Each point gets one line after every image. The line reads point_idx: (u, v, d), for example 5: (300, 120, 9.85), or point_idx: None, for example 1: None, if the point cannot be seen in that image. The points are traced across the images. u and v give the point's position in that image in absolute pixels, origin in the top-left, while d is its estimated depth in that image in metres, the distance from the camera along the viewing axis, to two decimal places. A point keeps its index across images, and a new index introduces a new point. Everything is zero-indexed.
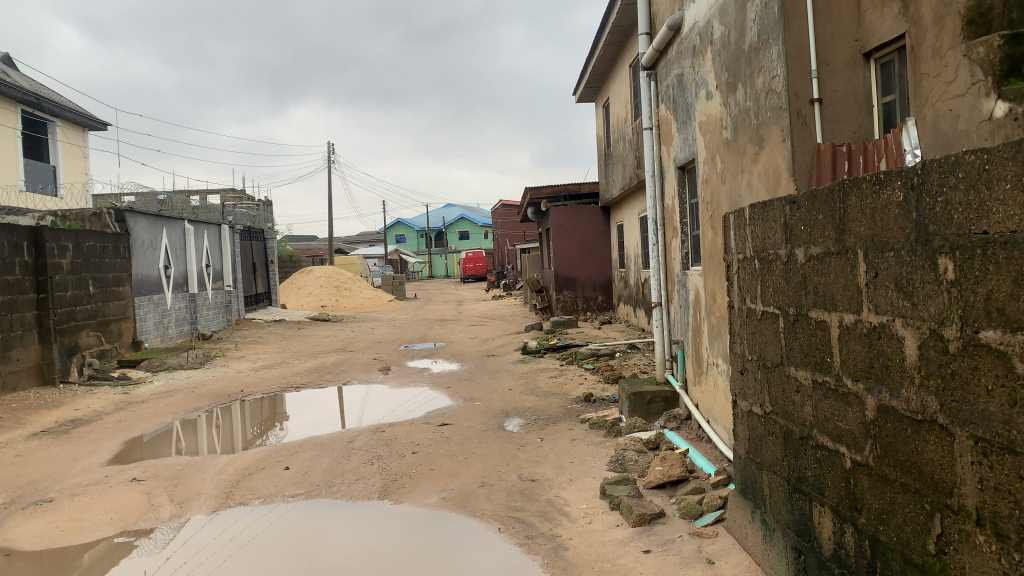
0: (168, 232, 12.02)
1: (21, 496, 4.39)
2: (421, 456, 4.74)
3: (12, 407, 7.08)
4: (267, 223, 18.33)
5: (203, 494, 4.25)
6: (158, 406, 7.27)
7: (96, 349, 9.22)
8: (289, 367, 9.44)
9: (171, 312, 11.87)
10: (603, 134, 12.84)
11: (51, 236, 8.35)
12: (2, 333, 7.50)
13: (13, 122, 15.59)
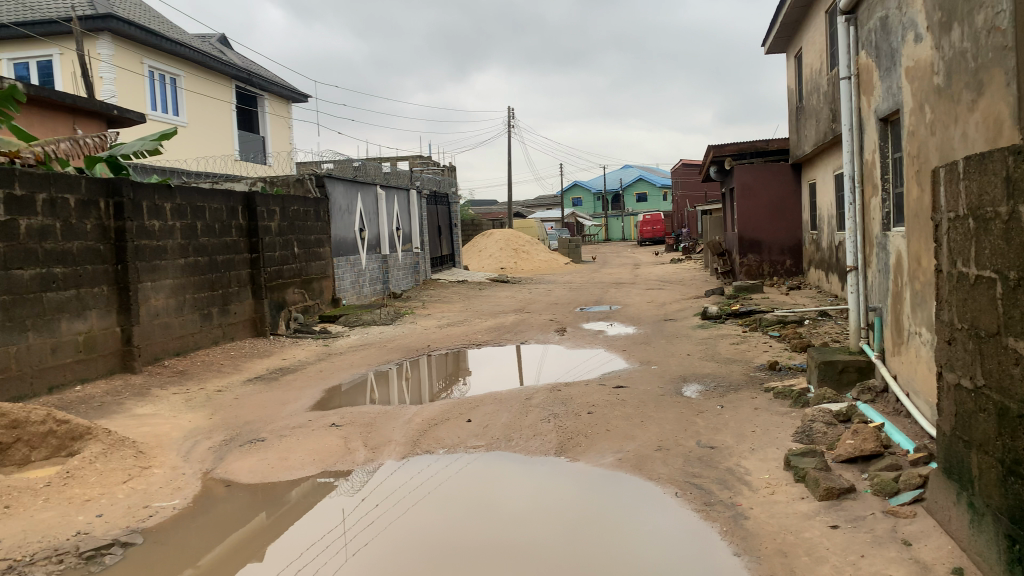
0: (362, 197, 12.76)
1: (239, 434, 4.91)
2: (597, 417, 4.76)
3: (231, 355, 7.90)
4: (451, 187, 18.99)
5: (393, 441, 4.54)
6: (354, 358, 7.83)
7: (300, 305, 10.03)
8: (471, 326, 9.78)
9: (365, 272, 12.67)
10: (795, 87, 12.06)
11: (261, 201, 9.10)
12: (222, 289, 8.34)
13: (228, 97, 17.11)
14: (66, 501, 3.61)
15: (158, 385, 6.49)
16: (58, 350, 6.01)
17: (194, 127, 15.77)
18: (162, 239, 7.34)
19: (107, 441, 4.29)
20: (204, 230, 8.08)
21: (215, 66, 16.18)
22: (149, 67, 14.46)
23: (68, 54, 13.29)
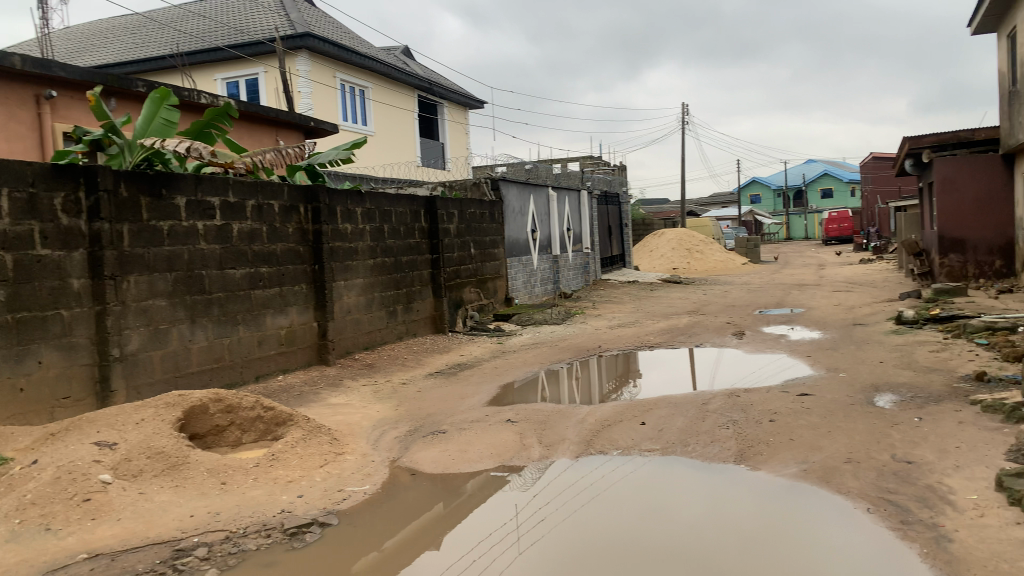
0: (535, 198, 12.99)
1: (422, 426, 5.16)
2: (780, 424, 4.56)
3: (413, 350, 8.32)
4: (622, 187, 18.90)
5: (568, 440, 4.59)
6: (528, 356, 7.99)
7: (476, 304, 10.37)
8: (643, 327, 9.67)
9: (537, 272, 12.89)
10: (1007, 71, 10.94)
11: (441, 204, 9.50)
12: (406, 288, 8.80)
13: (411, 105, 17.98)
14: (272, 481, 3.96)
15: (349, 376, 6.97)
16: (263, 343, 6.59)
17: (380, 135, 16.72)
18: (353, 241, 7.84)
19: (306, 427, 4.66)
20: (390, 233, 8.55)
21: (399, 77, 17.06)
22: (341, 80, 15.49)
23: (272, 71, 14.50)
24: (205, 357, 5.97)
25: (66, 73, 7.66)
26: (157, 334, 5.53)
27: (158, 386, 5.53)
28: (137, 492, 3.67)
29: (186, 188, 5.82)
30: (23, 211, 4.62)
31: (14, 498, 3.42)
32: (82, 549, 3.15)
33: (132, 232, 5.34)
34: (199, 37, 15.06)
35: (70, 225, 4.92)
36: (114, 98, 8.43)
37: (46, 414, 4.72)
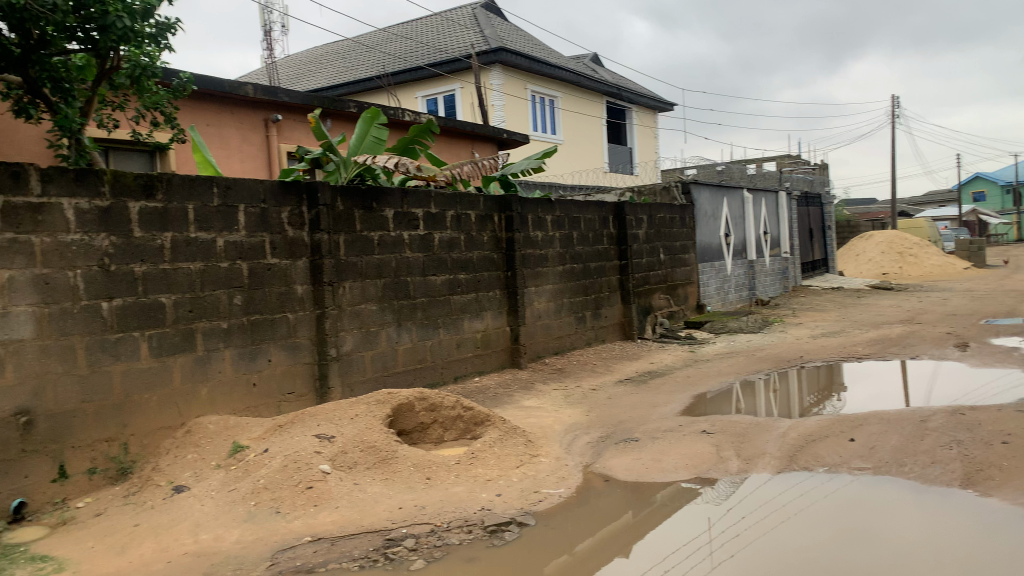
0: (728, 202, 12.59)
1: (614, 432, 5.16)
2: (1015, 446, 4.10)
3: (603, 356, 8.34)
4: (823, 187, 17.83)
5: (768, 454, 4.40)
6: (722, 366, 7.75)
7: (667, 311, 10.21)
8: (849, 337, 9.06)
9: (731, 278, 12.47)
10: None
11: (630, 210, 9.45)
12: (595, 294, 8.84)
13: (599, 112, 18.05)
14: (472, 479, 4.14)
15: (541, 380, 7.12)
16: (461, 346, 6.89)
17: (569, 143, 16.95)
18: (545, 248, 8.00)
19: (503, 428, 4.81)
20: (580, 239, 8.63)
21: (588, 84, 17.19)
22: (532, 91, 15.86)
23: (467, 86, 15.12)
24: (410, 358, 6.34)
25: (289, 98, 8.44)
26: (368, 336, 5.94)
27: (368, 384, 5.94)
28: (353, 482, 3.97)
29: (393, 201, 6.21)
30: (256, 224, 5.15)
31: (250, 482, 3.92)
32: (306, 532, 3.46)
33: (347, 242, 5.78)
34: (402, 58, 16.03)
35: (295, 237, 5.41)
36: (330, 119, 9.18)
37: (274, 407, 5.24)
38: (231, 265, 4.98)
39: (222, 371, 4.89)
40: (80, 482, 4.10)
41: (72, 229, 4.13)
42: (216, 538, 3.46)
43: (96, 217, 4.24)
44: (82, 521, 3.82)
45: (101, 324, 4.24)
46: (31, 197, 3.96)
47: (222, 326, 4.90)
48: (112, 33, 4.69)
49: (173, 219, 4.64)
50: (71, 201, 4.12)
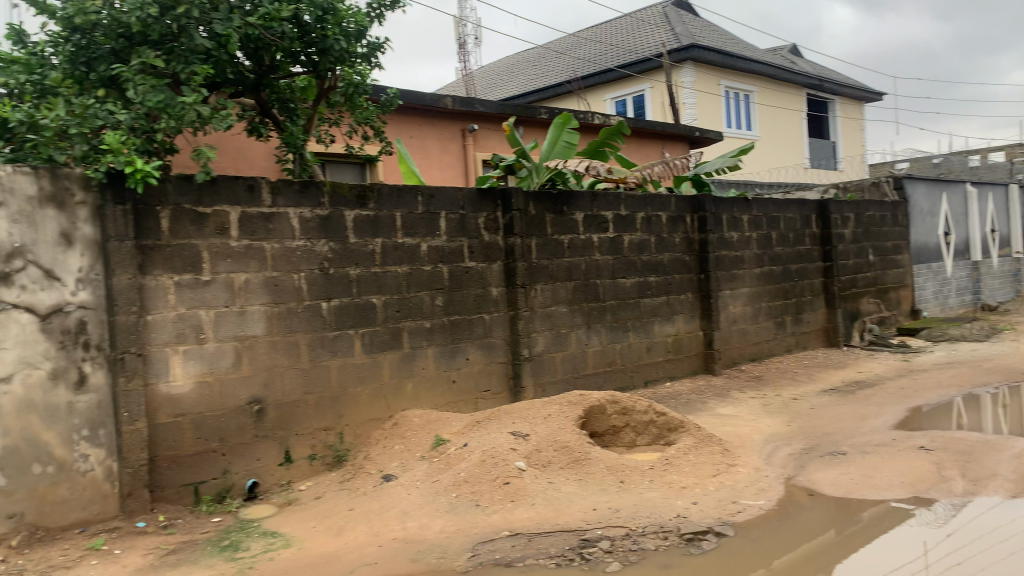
0: (948, 197, 11.49)
1: (819, 445, 4.88)
2: None
3: (805, 364, 7.92)
4: None
5: (999, 476, 3.98)
6: (941, 377, 7.09)
7: (877, 316, 9.49)
8: None
9: (952, 281, 11.38)
10: None
11: (835, 208, 8.88)
12: (795, 297, 8.41)
13: (799, 105, 17.14)
14: (667, 485, 4.08)
15: (736, 388, 6.86)
16: (652, 349, 6.82)
17: (765, 140, 16.26)
18: (741, 249, 7.72)
19: (698, 434, 4.69)
20: (779, 240, 8.24)
21: (786, 77, 16.38)
22: (725, 87, 15.35)
23: (658, 85, 14.89)
24: (600, 361, 6.36)
25: (485, 108, 8.75)
26: (559, 337, 6.03)
27: (560, 384, 6.03)
28: (548, 481, 4.05)
29: (584, 204, 6.27)
30: (456, 229, 5.38)
31: (451, 475, 4.11)
32: (505, 527, 3.58)
33: (539, 246, 5.90)
34: (591, 62, 16.11)
35: (490, 241, 5.61)
36: (523, 126, 9.41)
37: (472, 404, 5.45)
38: (434, 268, 5.24)
39: (425, 367, 5.16)
40: (302, 466, 4.52)
41: (297, 235, 4.54)
42: (422, 526, 3.66)
43: (317, 225, 4.63)
44: (305, 502, 4.20)
45: (320, 323, 4.62)
46: (263, 207, 4.40)
47: (426, 325, 5.17)
48: (330, 55, 5.09)
49: (382, 225, 4.97)
50: (295, 210, 4.54)
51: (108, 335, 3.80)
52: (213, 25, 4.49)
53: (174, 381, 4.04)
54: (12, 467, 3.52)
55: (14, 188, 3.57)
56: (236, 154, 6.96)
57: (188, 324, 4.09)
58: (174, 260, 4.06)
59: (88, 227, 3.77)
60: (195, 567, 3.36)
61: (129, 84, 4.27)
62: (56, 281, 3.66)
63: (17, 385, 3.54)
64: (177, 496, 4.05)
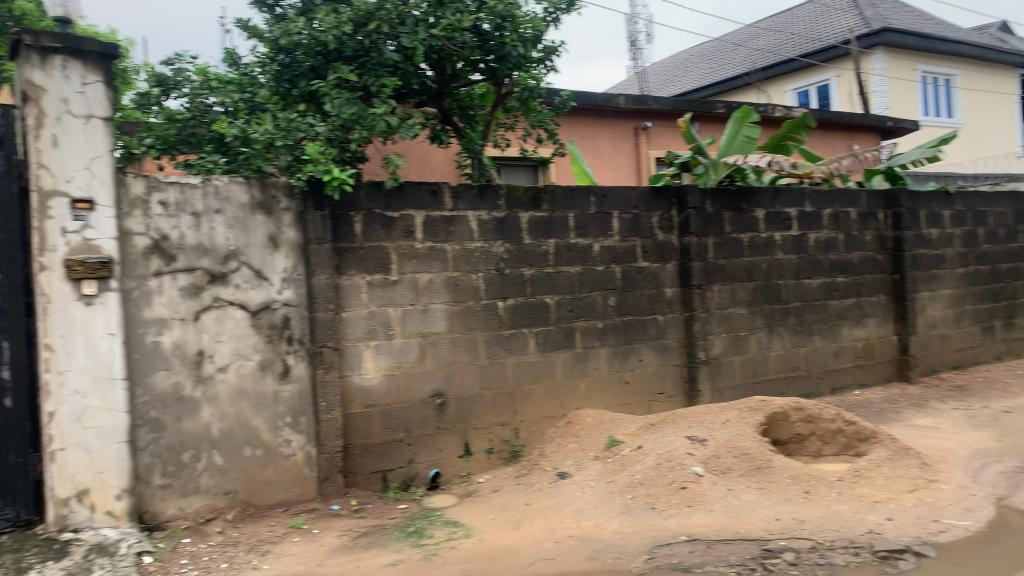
0: None
1: None
2: None
3: (1019, 374, 7.16)
4: None
5: None
6: None
7: None
8: None
9: None
10: None
11: None
12: (1006, 300, 7.63)
13: (1011, 88, 15.52)
14: (857, 498, 3.84)
15: (937, 398, 6.32)
16: (840, 354, 6.44)
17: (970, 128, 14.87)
18: (941, 247, 7.11)
19: (893, 446, 4.38)
20: (987, 237, 7.51)
21: (995, 57, 14.90)
22: (922, 71, 14.19)
23: (845, 74, 14.01)
24: (782, 365, 6.08)
25: (659, 105, 8.63)
26: (738, 340, 5.83)
27: (739, 389, 5.82)
28: (727, 488, 3.93)
29: (765, 201, 6.03)
30: (629, 229, 5.35)
31: (626, 476, 4.10)
32: (682, 532, 3.52)
33: (716, 245, 5.73)
34: (771, 52, 15.44)
35: (665, 240, 5.53)
36: (698, 122, 9.18)
37: (646, 407, 5.40)
38: (607, 268, 5.24)
39: (598, 368, 5.17)
40: (481, 460, 4.69)
41: (475, 237, 4.70)
42: (598, 525, 3.68)
43: (494, 227, 4.77)
44: (483, 494, 4.34)
45: (497, 321, 4.76)
46: (445, 211, 4.59)
47: (599, 325, 5.18)
48: (508, 61, 5.20)
49: (557, 226, 5.04)
50: (474, 213, 4.70)
51: (308, 330, 4.13)
52: (400, 39, 4.74)
53: (365, 374, 4.31)
54: (228, 448, 3.90)
55: (229, 196, 3.96)
56: (418, 160, 7.31)
57: (377, 321, 4.35)
58: (365, 261, 4.32)
59: (291, 231, 4.11)
60: (384, 550, 3.58)
61: (326, 98, 4.62)
62: (264, 281, 4.03)
63: (232, 374, 3.92)
64: (367, 482, 4.33)
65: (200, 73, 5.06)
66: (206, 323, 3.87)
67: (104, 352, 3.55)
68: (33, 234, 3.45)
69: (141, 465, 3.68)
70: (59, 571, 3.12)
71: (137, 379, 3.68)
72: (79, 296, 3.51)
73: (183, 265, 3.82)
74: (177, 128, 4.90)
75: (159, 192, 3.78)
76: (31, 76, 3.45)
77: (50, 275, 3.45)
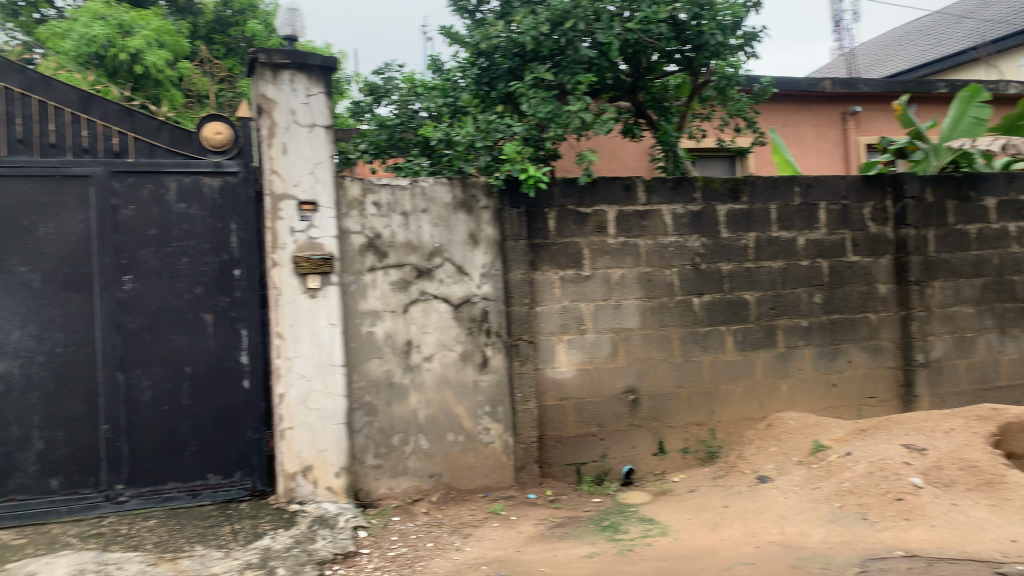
0: None
1: None
2: None
3: None
4: None
5: None
6: None
7: None
8: None
9: None
10: None
11: None
12: None
13: None
14: None
15: None
16: None
17: None
18: None
19: None
20: None
21: None
22: None
23: None
24: (1018, 371, 5.46)
25: (870, 88, 8.01)
26: (964, 343, 5.30)
27: (964, 396, 5.29)
28: (951, 503, 3.60)
29: (997, 188, 5.43)
30: (837, 221, 5.04)
31: (834, 483, 3.87)
32: (899, 546, 3.27)
33: (938, 237, 5.24)
34: (1004, 23, 13.89)
35: (878, 233, 5.14)
36: (917, 105, 8.45)
37: (855, 411, 5.06)
38: (812, 263, 4.96)
39: (802, 368, 4.91)
40: (675, 458, 4.62)
41: (670, 231, 4.62)
42: (802, 533, 3.51)
43: (690, 221, 4.67)
44: (679, 494, 4.27)
45: (693, 318, 4.65)
46: (639, 206, 4.56)
47: (802, 324, 4.92)
48: (705, 50, 5.07)
49: (757, 219, 4.84)
50: (669, 207, 4.63)
51: (506, 324, 4.27)
52: (596, 35, 4.75)
53: (559, 368, 4.38)
54: (433, 433, 4.12)
55: (434, 197, 4.17)
56: (611, 155, 7.32)
57: (571, 316, 4.40)
58: (559, 256, 4.39)
59: (490, 228, 4.26)
60: (580, 542, 3.63)
61: (523, 98, 4.74)
62: (466, 275, 4.21)
63: (437, 363, 4.13)
64: (562, 473, 4.41)
65: (407, 81, 5.37)
66: (413, 315, 4.10)
67: (325, 340, 3.87)
68: (267, 234, 3.83)
69: (356, 445, 3.98)
70: (288, 538, 3.46)
71: (353, 366, 3.99)
72: (305, 289, 3.85)
73: (394, 261, 4.08)
74: (387, 133, 5.24)
75: (372, 194, 4.07)
76: (265, 91, 3.83)
77: (280, 270, 3.82)
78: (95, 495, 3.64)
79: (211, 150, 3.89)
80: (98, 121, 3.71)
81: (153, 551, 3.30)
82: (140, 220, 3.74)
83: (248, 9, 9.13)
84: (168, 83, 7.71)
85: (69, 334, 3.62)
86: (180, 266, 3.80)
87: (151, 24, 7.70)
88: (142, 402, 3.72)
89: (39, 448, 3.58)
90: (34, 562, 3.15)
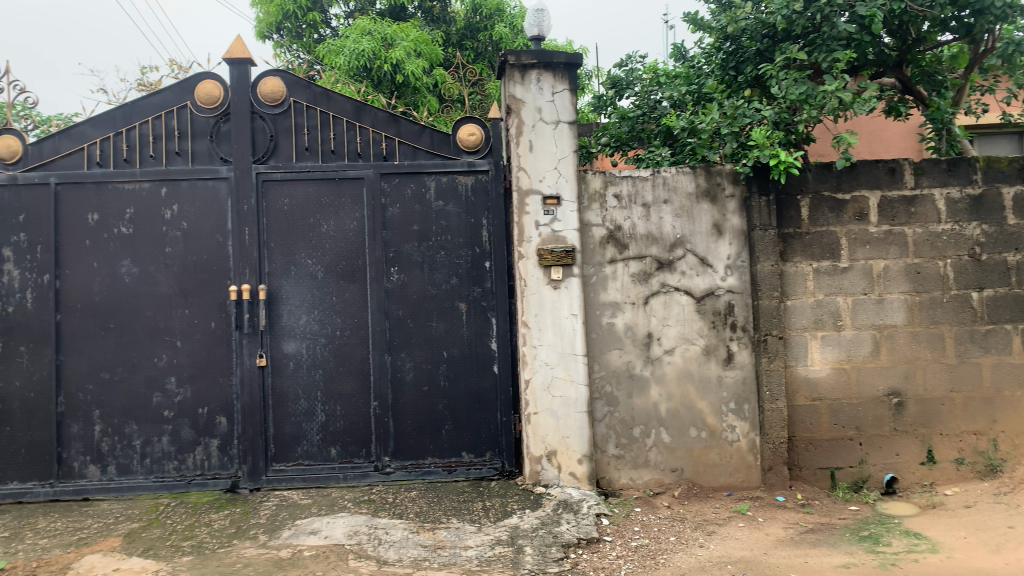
0: None
1: None
2: None
3: None
4: None
5: None
6: None
7: None
8: None
9: None
10: None
11: None
12: None
13: None
14: None
15: None
16: None
17: None
18: None
19: None
20: None
21: None
22: None
23: None
24: None
25: None
26: None
27: None
28: None
29: None
30: None
31: None
32: None
33: None
34: None
35: None
36: None
37: None
38: None
39: None
40: (948, 470, 4.19)
41: (944, 219, 4.18)
42: None
43: (968, 206, 4.19)
44: (952, 508, 3.86)
45: (971, 315, 4.17)
46: (906, 190, 4.17)
47: None
48: (988, 14, 4.48)
49: None
50: (943, 191, 4.18)
51: (753, 317, 4.11)
52: (857, 8, 4.34)
53: (812, 366, 4.14)
54: (675, 427, 4.08)
55: (677, 186, 4.12)
56: (871, 137, 6.78)
57: (826, 311, 4.13)
58: (813, 247, 4.14)
59: (736, 218, 4.12)
60: (835, 550, 3.41)
61: (773, 81, 4.51)
62: (709, 267, 4.11)
63: (679, 357, 4.09)
64: (814, 477, 4.17)
65: (650, 71, 5.35)
66: (655, 307, 4.09)
67: (568, 330, 3.97)
68: (514, 227, 4.00)
69: (598, 434, 4.05)
70: (535, 519, 3.61)
71: (595, 356, 4.06)
72: (549, 281, 3.97)
73: (634, 253, 4.09)
74: (629, 125, 5.26)
75: (614, 185, 4.10)
76: (514, 91, 4.00)
77: (527, 263, 3.97)
78: (367, 464, 4.04)
79: (465, 151, 4.14)
80: (369, 128, 4.09)
81: (415, 520, 3.60)
82: (404, 217, 4.09)
83: (495, 13, 9.61)
84: (424, 90, 8.33)
85: (346, 320, 4.06)
86: (438, 258, 4.10)
87: (410, 36, 8.37)
88: (405, 383, 4.07)
89: (322, 420, 4.03)
90: (318, 521, 3.58)
